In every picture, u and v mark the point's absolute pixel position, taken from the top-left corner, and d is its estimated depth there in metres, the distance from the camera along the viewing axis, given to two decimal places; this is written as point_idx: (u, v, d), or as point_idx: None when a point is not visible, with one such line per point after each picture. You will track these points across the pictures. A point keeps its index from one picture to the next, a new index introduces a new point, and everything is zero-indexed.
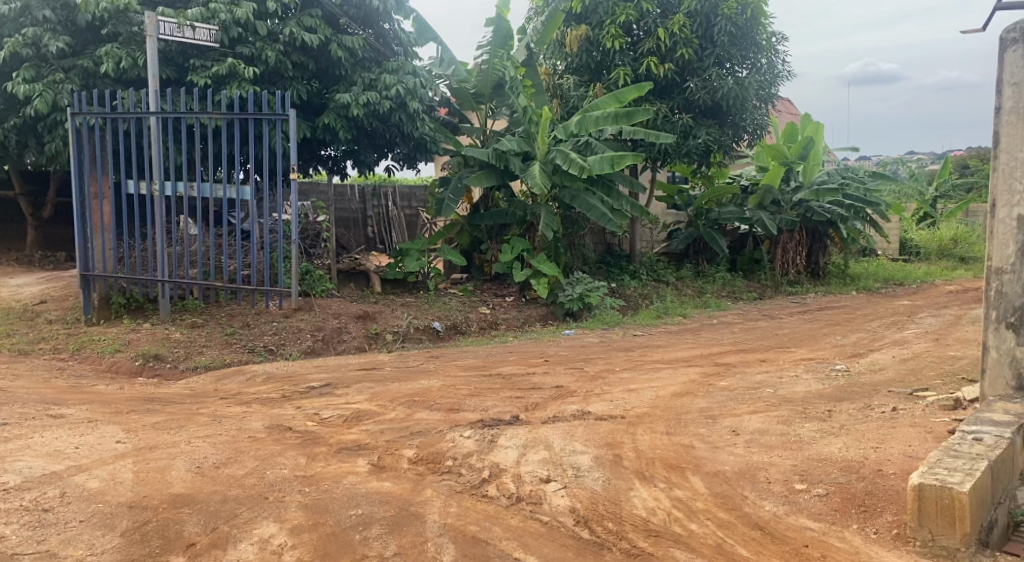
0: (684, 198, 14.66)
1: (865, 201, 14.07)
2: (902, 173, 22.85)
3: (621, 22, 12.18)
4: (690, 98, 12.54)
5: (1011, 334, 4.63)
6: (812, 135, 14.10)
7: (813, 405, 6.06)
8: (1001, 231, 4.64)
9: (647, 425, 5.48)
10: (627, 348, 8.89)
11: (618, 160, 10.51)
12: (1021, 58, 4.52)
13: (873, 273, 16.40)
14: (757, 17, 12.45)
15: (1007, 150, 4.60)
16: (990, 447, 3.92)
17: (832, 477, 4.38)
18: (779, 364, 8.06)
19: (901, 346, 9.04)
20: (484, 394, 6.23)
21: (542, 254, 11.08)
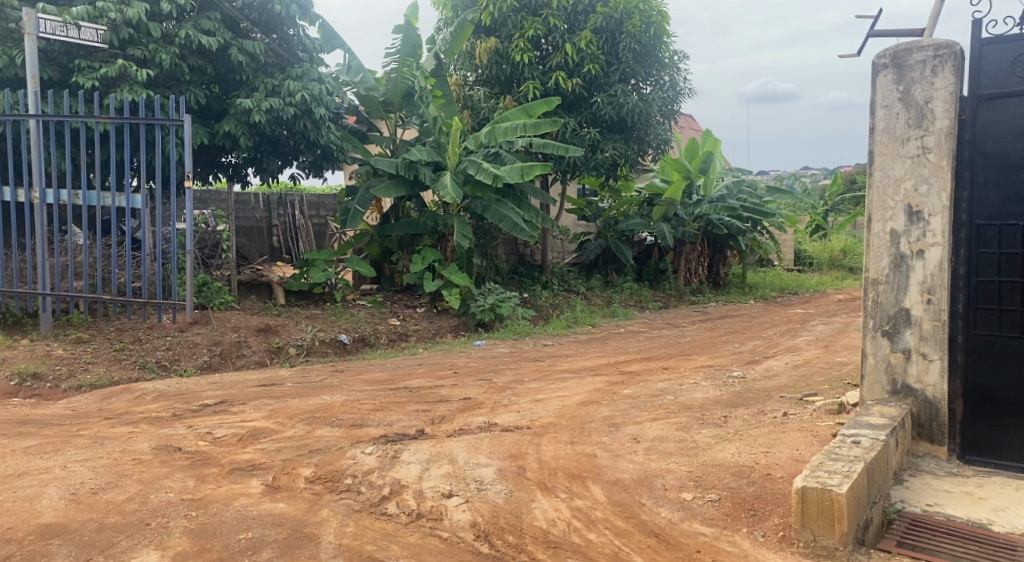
0: (594, 209, 15.04)
1: (762, 214, 14.69)
2: (794, 189, 24.01)
3: (529, 35, 12.35)
4: (597, 113, 12.77)
5: (886, 341, 4.82)
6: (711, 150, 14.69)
7: (710, 411, 6.26)
8: (876, 244, 4.82)
9: (551, 435, 5.53)
10: (536, 358, 8.97)
11: (527, 170, 10.63)
12: (892, 82, 4.72)
13: (769, 283, 17.14)
14: (660, 35, 12.87)
15: (880, 169, 4.79)
16: (866, 450, 4.13)
17: (725, 482, 4.53)
18: (681, 371, 8.29)
19: (794, 352, 9.48)
20: (389, 409, 6.15)
21: (453, 265, 11.06)
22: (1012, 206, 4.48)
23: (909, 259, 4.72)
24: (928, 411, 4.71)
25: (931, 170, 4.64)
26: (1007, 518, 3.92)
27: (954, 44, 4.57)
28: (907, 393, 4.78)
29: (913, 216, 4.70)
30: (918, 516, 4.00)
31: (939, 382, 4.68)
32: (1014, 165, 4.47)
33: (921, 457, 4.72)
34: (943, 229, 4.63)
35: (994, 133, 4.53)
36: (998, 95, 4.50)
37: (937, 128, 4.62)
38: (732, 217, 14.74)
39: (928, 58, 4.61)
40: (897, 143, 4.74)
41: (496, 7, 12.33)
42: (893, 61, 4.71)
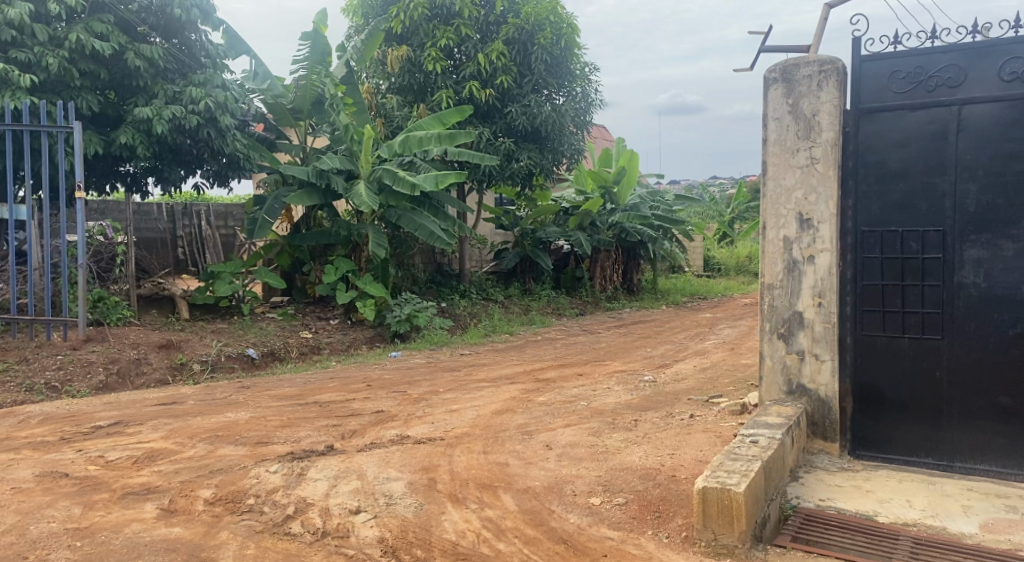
0: (511, 219, 14.93)
1: (671, 222, 15.26)
2: (702, 198, 24.78)
3: (441, 45, 12.35)
4: (511, 123, 12.87)
5: (781, 343, 5.01)
6: (625, 164, 14.89)
7: (621, 416, 6.37)
8: (770, 250, 5.02)
9: (464, 445, 5.52)
10: (452, 368, 8.94)
11: (441, 178, 10.57)
12: (782, 95, 4.93)
13: (680, 288, 17.62)
14: (571, 47, 13.09)
15: (773, 179, 5.00)
16: (763, 449, 4.28)
17: (632, 486, 4.62)
18: (594, 377, 8.42)
19: (702, 356, 9.76)
20: (297, 425, 6.01)
21: (368, 275, 10.93)
22: (892, 214, 4.72)
23: (801, 265, 4.94)
24: (820, 409, 4.91)
25: (818, 180, 4.87)
26: (891, 509, 4.13)
27: (837, 61, 4.80)
28: (802, 393, 4.99)
29: (804, 224, 4.92)
30: (812, 512, 4.17)
31: (830, 382, 4.89)
32: (893, 174, 4.71)
33: (815, 454, 4.91)
34: (831, 235, 4.85)
35: (875, 144, 4.77)
36: (878, 109, 4.74)
37: (823, 140, 4.85)
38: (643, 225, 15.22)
39: (813, 73, 4.83)
40: (787, 154, 4.95)
41: (408, 15, 12.33)
42: (782, 75, 4.92)
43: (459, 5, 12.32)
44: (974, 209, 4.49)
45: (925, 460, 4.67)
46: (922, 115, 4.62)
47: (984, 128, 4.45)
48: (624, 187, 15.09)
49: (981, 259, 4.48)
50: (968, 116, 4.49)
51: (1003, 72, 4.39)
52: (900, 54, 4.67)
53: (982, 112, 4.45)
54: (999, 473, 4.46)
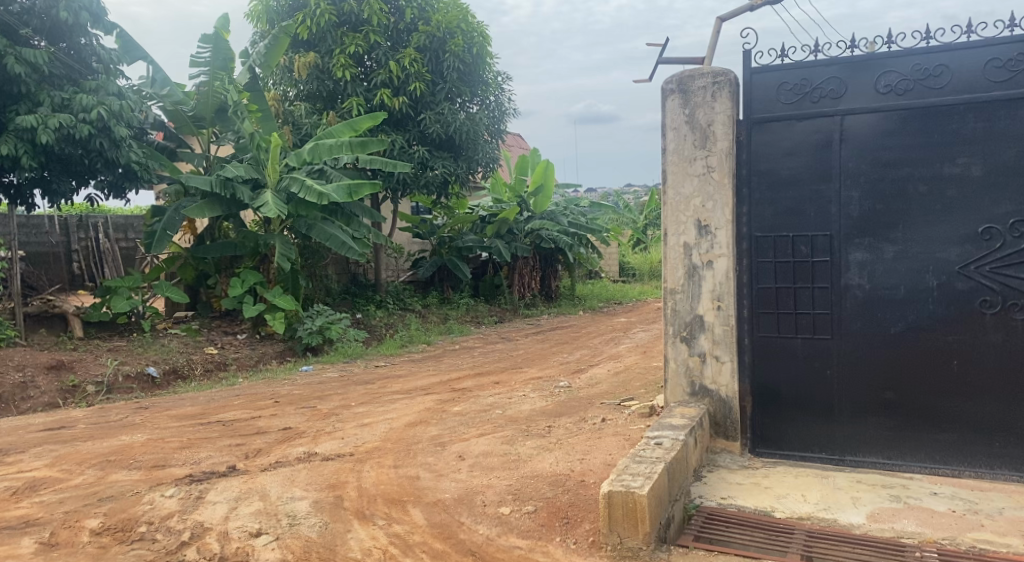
0: (427, 227, 14.76)
1: (586, 229, 15.64)
2: (617, 206, 25.27)
3: (350, 52, 12.23)
4: (424, 131, 12.80)
5: (684, 346, 5.11)
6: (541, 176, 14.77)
7: (535, 423, 6.40)
8: (672, 257, 5.12)
9: (375, 460, 5.42)
10: (366, 381, 8.79)
11: (354, 189, 10.49)
12: (678, 106, 5.04)
13: (596, 294, 17.90)
14: (483, 56, 13.15)
15: (673, 187, 5.10)
16: (668, 450, 4.35)
17: (541, 493, 4.63)
18: (510, 385, 8.43)
19: (616, 360, 9.94)
20: (197, 446, 5.79)
21: (276, 287, 10.66)
22: (783, 220, 4.90)
23: (700, 270, 5.05)
24: (722, 410, 5.03)
25: (715, 188, 4.99)
26: (787, 504, 4.27)
27: (728, 72, 4.94)
28: (704, 394, 5.08)
29: (703, 230, 5.03)
30: (714, 510, 4.27)
31: (731, 382, 5.01)
32: (784, 182, 4.89)
33: (717, 453, 5.03)
34: (728, 241, 4.98)
35: (767, 153, 4.93)
36: (768, 119, 4.91)
37: (718, 149, 4.97)
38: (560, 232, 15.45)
39: (707, 85, 4.96)
40: (685, 163, 5.06)
41: (314, 21, 12.11)
42: (678, 86, 5.03)
43: (368, 11, 12.19)
44: (857, 214, 4.72)
45: (819, 455, 4.86)
46: (808, 125, 4.81)
47: (865, 137, 4.68)
48: (541, 198, 15.00)
49: (865, 262, 4.71)
50: (850, 126, 4.71)
51: (879, 85, 4.63)
52: (787, 66, 4.85)
53: (862, 122, 4.68)
54: (885, 465, 4.68)
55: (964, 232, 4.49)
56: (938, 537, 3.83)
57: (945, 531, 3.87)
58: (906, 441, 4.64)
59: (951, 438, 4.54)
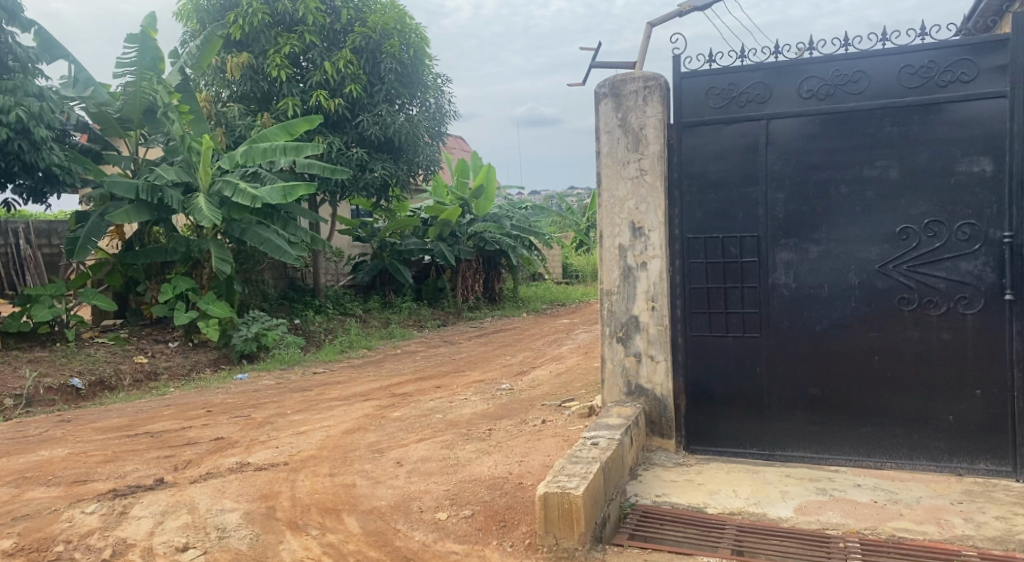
0: (369, 231, 14.69)
1: (528, 231, 15.82)
2: (561, 208, 25.48)
3: (285, 52, 12.04)
4: (363, 132, 12.66)
5: (620, 346, 5.17)
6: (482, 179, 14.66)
7: (475, 426, 6.39)
8: (608, 258, 5.17)
9: (310, 468, 5.34)
10: (304, 388, 8.64)
11: (290, 192, 10.25)
12: (611, 109, 5.10)
13: (540, 296, 18.00)
14: (421, 57, 13.09)
15: (607, 189, 5.16)
16: (604, 449, 4.37)
17: (479, 497, 4.62)
18: (452, 389, 8.40)
19: (558, 361, 10.00)
20: (123, 459, 5.60)
21: (210, 294, 10.39)
22: (713, 221, 5.00)
23: (635, 271, 5.12)
24: (657, 409, 5.11)
25: (647, 190, 5.06)
26: (719, 500, 4.36)
27: (659, 77, 5.01)
28: (640, 393, 5.15)
29: (636, 232, 5.10)
30: (648, 508, 4.32)
31: (665, 381, 5.09)
32: (713, 184, 4.99)
33: (654, 451, 5.10)
34: (661, 243, 5.06)
35: (696, 156, 5.02)
36: (698, 123, 5.00)
37: (650, 152, 5.05)
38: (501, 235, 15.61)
39: (639, 89, 5.03)
40: (619, 166, 5.12)
41: (247, 21, 11.87)
42: (610, 90, 5.08)
43: (303, 11, 12.03)
44: (783, 216, 4.85)
45: (750, 450, 4.97)
46: (735, 129, 4.92)
47: (789, 141, 4.81)
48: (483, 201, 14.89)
49: (791, 262, 4.84)
50: (775, 130, 4.84)
51: (802, 90, 4.77)
52: (715, 72, 4.95)
53: (787, 127, 4.81)
54: (813, 459, 4.82)
55: (883, 233, 4.65)
56: (860, 528, 3.96)
57: (867, 522, 4.00)
58: (831, 434, 4.78)
59: (874, 431, 4.70)
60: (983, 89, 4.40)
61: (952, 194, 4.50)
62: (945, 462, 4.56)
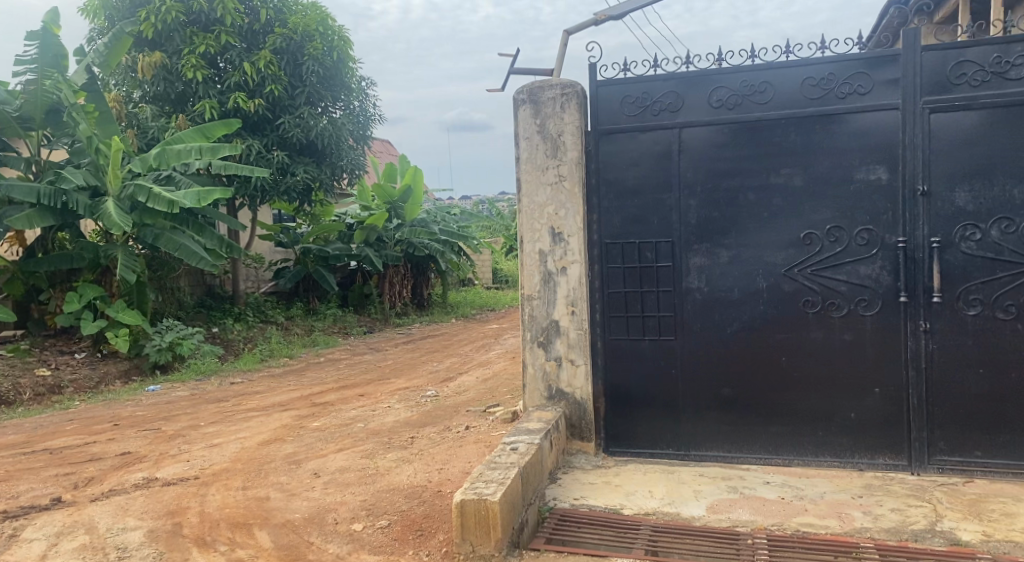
0: (291, 236, 14.36)
1: (459, 236, 15.67)
2: (490, 214, 25.53)
3: (201, 52, 11.69)
4: (284, 135, 12.40)
5: (541, 351, 5.21)
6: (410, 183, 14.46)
7: (397, 434, 6.33)
8: (528, 264, 5.20)
9: (222, 482, 5.19)
10: (220, 398, 8.39)
11: (204, 196, 9.95)
12: (530, 115, 5.13)
13: (470, 301, 17.98)
14: (344, 60, 12.93)
15: (527, 195, 5.19)
16: (523, 454, 4.37)
17: (396, 506, 4.58)
18: (376, 397, 8.31)
19: (485, 367, 10.01)
20: (18, 478, 5.33)
21: (120, 302, 9.92)
22: (630, 227, 5.09)
23: (555, 276, 5.16)
24: (577, 412, 5.16)
25: (566, 196, 5.11)
26: (635, 501, 4.44)
27: (576, 84, 5.07)
28: (560, 397, 5.19)
29: (556, 238, 5.15)
30: (567, 511, 4.36)
31: (585, 385, 5.15)
32: (629, 191, 5.08)
33: (573, 455, 5.16)
34: (580, 248, 5.12)
35: (613, 163, 5.11)
36: (614, 131, 5.08)
37: (568, 158, 5.10)
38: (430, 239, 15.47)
39: (557, 96, 5.08)
40: (538, 171, 5.16)
41: (159, 19, 11.48)
42: (529, 96, 5.11)
43: (220, 11, 11.72)
44: (696, 222, 4.98)
45: (667, 451, 5.08)
46: (650, 137, 5.03)
47: (701, 149, 4.94)
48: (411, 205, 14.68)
49: (703, 266, 4.97)
50: (687, 138, 4.96)
51: (713, 99, 4.90)
52: (630, 81, 5.04)
53: (699, 135, 4.94)
54: (726, 458, 4.96)
55: (789, 237, 4.82)
56: (767, 524, 4.09)
57: (774, 518, 4.14)
58: (743, 434, 4.93)
59: (782, 430, 4.86)
60: (879, 101, 4.61)
61: (851, 201, 4.70)
62: (848, 458, 4.75)
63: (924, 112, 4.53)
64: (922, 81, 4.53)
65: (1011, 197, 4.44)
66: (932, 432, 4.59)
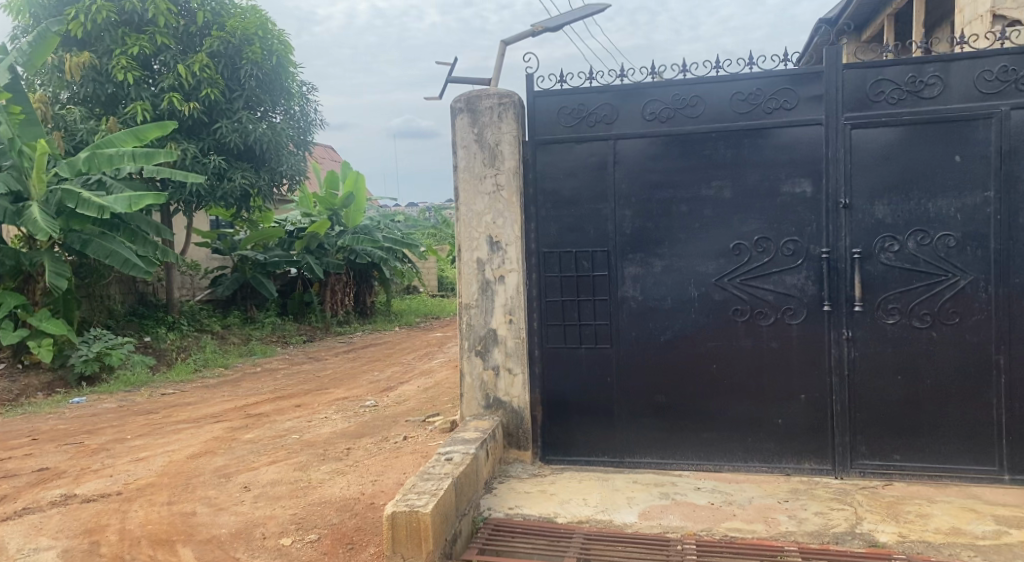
0: (228, 243, 14.12)
1: (402, 244, 15.63)
2: (437, 221, 25.40)
3: (133, 53, 11.37)
4: (221, 140, 12.12)
5: (479, 359, 5.20)
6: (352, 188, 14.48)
7: (333, 446, 6.24)
8: (466, 272, 5.19)
9: (146, 497, 5.04)
10: (149, 410, 8.15)
11: (136, 201, 9.69)
12: (467, 124, 5.13)
13: (414, 309, 17.87)
14: (284, 65, 12.75)
15: (464, 204, 5.19)
16: (457, 464, 4.35)
17: (326, 520, 4.51)
18: (313, 407, 8.17)
19: (427, 375, 9.94)
20: None
21: (44, 311, 9.47)
22: (567, 237, 5.13)
23: (493, 285, 5.16)
24: (514, 420, 5.17)
25: (504, 205, 5.13)
26: (569, 509, 4.46)
27: (513, 94, 5.09)
28: (498, 406, 5.19)
29: (494, 246, 5.15)
30: (501, 521, 4.36)
31: (522, 393, 5.16)
32: (566, 201, 5.13)
33: (510, 464, 5.16)
34: (518, 257, 5.13)
35: (550, 173, 5.15)
36: (551, 141, 5.13)
37: (506, 167, 5.12)
38: (373, 246, 15.29)
39: (494, 105, 5.09)
40: (475, 180, 5.16)
41: (88, 18, 11.12)
42: (466, 105, 5.12)
43: (154, 11, 11.42)
44: (630, 232, 5.05)
45: (602, 458, 5.13)
46: (586, 147, 5.09)
47: (635, 161, 5.02)
48: (353, 211, 14.69)
49: (637, 276, 5.05)
50: (622, 150, 5.04)
51: (647, 112, 4.98)
52: (566, 92, 5.09)
53: (633, 147, 5.02)
54: (660, 464, 5.03)
55: (720, 248, 4.93)
56: (697, 530, 4.16)
57: (703, 523, 4.21)
58: (675, 440, 5.01)
59: (714, 436, 4.95)
60: (804, 116, 4.75)
61: (778, 213, 4.83)
62: (776, 463, 4.87)
63: (846, 127, 4.69)
64: (844, 98, 4.69)
65: (926, 210, 4.63)
66: (854, 436, 4.74)
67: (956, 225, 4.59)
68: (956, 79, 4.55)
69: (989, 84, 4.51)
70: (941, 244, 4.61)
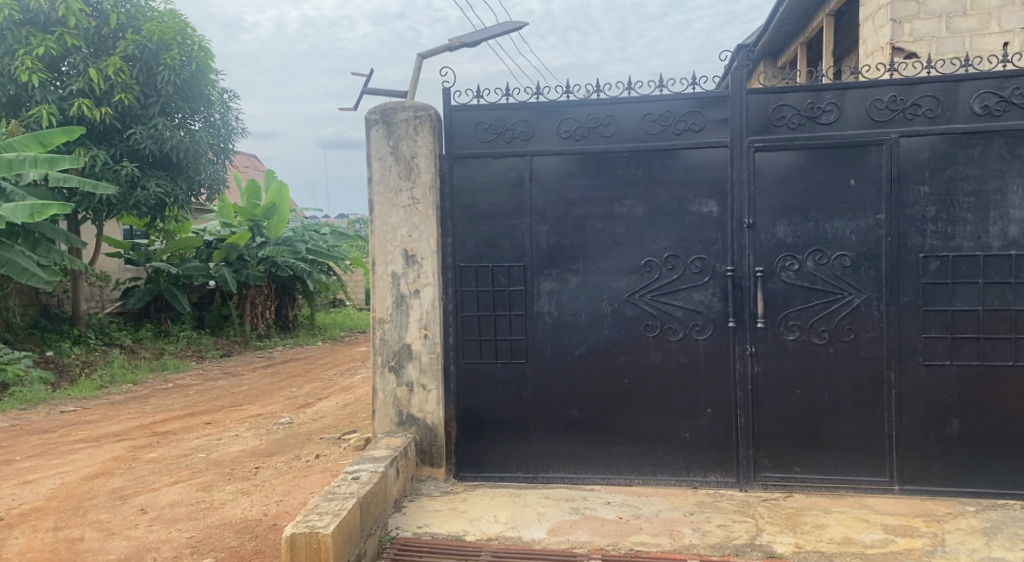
0: (142, 252, 13.56)
1: (325, 256, 15.34)
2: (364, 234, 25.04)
3: (39, 54, 10.83)
4: (135, 146, 11.76)
5: (392, 375, 5.12)
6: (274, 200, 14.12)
7: (240, 465, 6.04)
8: (380, 286, 5.12)
9: (30, 523, 4.76)
10: (45, 429, 7.73)
11: (37, 209, 9.11)
12: (383, 136, 5.07)
13: (338, 323, 17.55)
14: (204, 71, 12.39)
15: (380, 217, 5.11)
16: (364, 483, 4.27)
17: (224, 543, 4.36)
18: (224, 425, 7.90)
19: (347, 391, 9.75)
20: None
21: None
22: (482, 251, 5.13)
23: (408, 299, 5.10)
24: (428, 437, 5.10)
25: (420, 218, 5.08)
26: (478, 526, 4.43)
27: (429, 108, 5.06)
28: (411, 423, 5.11)
29: (409, 260, 5.09)
30: (408, 540, 4.29)
31: (436, 409, 5.10)
32: (482, 216, 5.13)
33: (423, 481, 5.09)
34: (433, 271, 5.09)
35: (466, 188, 5.14)
36: (467, 156, 5.12)
37: (421, 181, 5.08)
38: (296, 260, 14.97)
39: (410, 118, 5.04)
40: (391, 194, 5.10)
41: None
42: (381, 117, 5.05)
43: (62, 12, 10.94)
44: (544, 248, 5.08)
45: (516, 473, 5.12)
46: (502, 163, 5.10)
47: (549, 178, 5.07)
48: (275, 223, 14.31)
49: (552, 291, 5.08)
50: (537, 167, 5.07)
51: (562, 130, 5.03)
52: (482, 108, 5.10)
53: (548, 164, 5.06)
54: (573, 479, 5.05)
55: (631, 264, 5.00)
56: (603, 545, 4.19)
57: (610, 538, 4.24)
58: (588, 455, 5.04)
59: (625, 450, 5.01)
60: (711, 138, 4.88)
61: (686, 231, 4.94)
62: (684, 476, 4.96)
63: (751, 149, 4.84)
64: (748, 122, 4.85)
65: (824, 231, 4.81)
66: (758, 449, 4.87)
67: (851, 245, 4.79)
68: (851, 107, 4.76)
69: (881, 112, 4.73)
70: (838, 263, 4.80)
